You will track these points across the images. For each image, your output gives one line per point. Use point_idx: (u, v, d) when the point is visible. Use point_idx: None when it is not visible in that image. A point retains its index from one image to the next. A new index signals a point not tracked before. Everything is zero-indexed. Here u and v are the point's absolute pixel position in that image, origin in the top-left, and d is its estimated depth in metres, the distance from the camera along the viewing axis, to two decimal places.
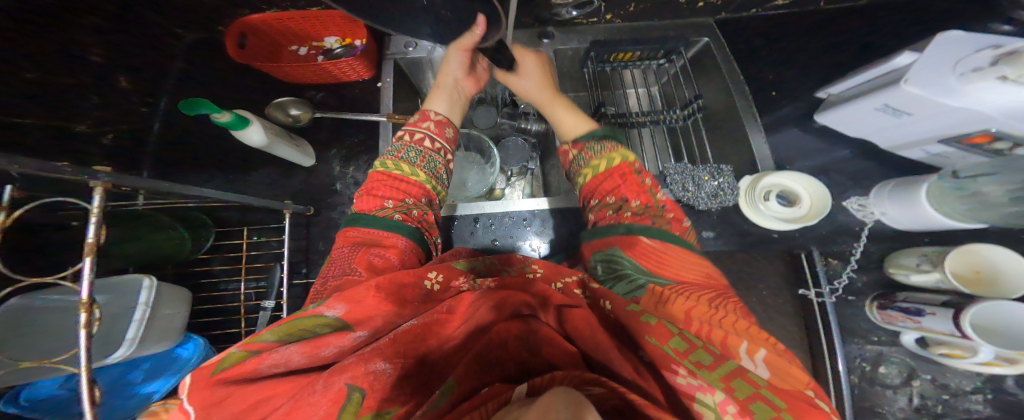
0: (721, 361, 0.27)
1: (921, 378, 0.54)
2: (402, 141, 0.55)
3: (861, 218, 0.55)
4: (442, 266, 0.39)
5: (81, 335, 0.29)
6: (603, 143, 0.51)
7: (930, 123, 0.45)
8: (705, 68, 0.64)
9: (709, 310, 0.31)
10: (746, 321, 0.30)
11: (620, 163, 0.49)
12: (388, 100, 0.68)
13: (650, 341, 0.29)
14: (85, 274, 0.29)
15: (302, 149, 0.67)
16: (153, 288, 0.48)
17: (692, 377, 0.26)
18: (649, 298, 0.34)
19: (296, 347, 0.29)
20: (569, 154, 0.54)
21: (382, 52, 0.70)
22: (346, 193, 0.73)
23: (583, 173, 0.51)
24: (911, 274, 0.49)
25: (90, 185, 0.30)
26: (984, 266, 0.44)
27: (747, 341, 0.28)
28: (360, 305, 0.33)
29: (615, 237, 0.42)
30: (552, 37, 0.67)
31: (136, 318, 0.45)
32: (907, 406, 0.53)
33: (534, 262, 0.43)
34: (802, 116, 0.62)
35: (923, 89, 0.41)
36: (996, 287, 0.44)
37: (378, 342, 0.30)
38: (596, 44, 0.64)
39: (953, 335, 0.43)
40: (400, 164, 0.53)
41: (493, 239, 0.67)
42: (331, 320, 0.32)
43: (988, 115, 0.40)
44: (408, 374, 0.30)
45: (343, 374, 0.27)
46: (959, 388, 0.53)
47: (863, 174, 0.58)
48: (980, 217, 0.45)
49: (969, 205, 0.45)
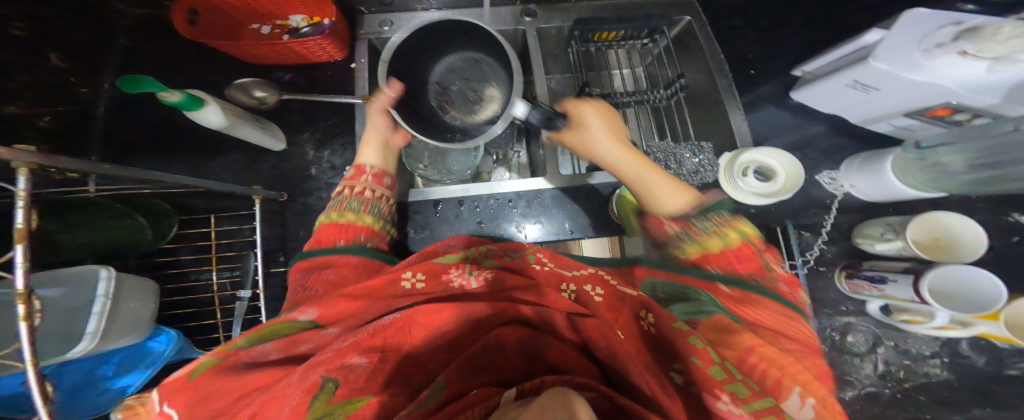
0: (760, 396, 0.24)
1: (886, 345, 0.57)
2: (342, 194, 0.55)
3: (831, 190, 0.58)
4: (422, 267, 0.43)
5: (20, 328, 0.27)
6: (714, 217, 0.42)
7: (895, 98, 0.46)
8: (687, 47, 0.64)
9: (776, 352, 0.28)
10: (803, 373, 0.27)
11: (740, 242, 0.40)
12: (364, 82, 0.63)
13: (694, 363, 0.28)
14: (19, 263, 0.27)
15: (268, 131, 0.63)
16: (112, 279, 0.44)
17: (733, 405, 0.24)
18: (711, 325, 0.32)
19: (271, 345, 0.32)
20: (666, 227, 0.45)
21: (354, 28, 0.66)
22: (323, 178, 0.70)
23: (686, 249, 0.42)
24: (876, 243, 0.51)
25: (12, 167, 0.27)
26: (942, 232, 0.46)
27: (799, 385, 0.26)
28: (332, 308, 0.37)
29: (690, 279, 0.39)
30: (534, 16, 0.65)
31: (96, 311, 0.43)
32: (872, 373, 0.57)
33: (537, 251, 0.46)
34: (780, 93, 0.63)
35: (890, 64, 0.42)
36: (953, 252, 0.46)
37: (357, 337, 0.31)
38: (579, 22, 0.62)
39: (912, 301, 0.46)
40: (344, 214, 0.52)
41: (478, 222, 0.67)
42: (304, 322, 0.36)
43: (950, 89, 0.41)
44: (384, 366, 0.30)
45: (318, 367, 0.27)
46: (918, 353, 0.56)
47: (835, 149, 0.60)
48: (940, 185, 0.48)
49: (930, 175, 0.48)
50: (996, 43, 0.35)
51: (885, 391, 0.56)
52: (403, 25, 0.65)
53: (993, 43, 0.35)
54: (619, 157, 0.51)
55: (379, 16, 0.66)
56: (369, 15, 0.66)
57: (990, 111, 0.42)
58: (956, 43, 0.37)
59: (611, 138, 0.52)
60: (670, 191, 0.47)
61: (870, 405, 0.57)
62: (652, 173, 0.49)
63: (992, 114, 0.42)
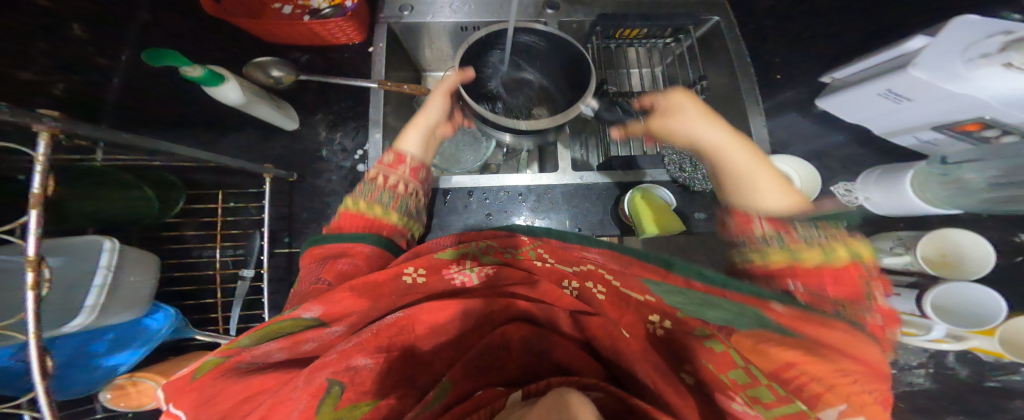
0: (783, 401, 0.24)
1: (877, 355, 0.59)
2: (375, 184, 0.55)
3: (846, 202, 0.58)
4: (422, 262, 0.42)
5: (29, 297, 0.26)
6: (827, 228, 0.41)
7: (926, 110, 0.47)
8: (712, 49, 0.63)
9: (824, 369, 0.28)
10: (866, 394, 0.25)
11: (848, 261, 0.38)
12: (381, 66, 0.61)
13: (706, 365, 0.30)
14: (33, 230, 0.26)
15: (282, 110, 0.62)
16: (116, 251, 0.44)
17: (747, 406, 0.24)
18: (745, 345, 0.31)
19: (276, 344, 0.31)
20: (759, 228, 0.44)
21: (374, 11, 0.64)
22: (332, 161, 0.69)
23: (770, 254, 0.41)
24: (883, 257, 0.52)
25: (33, 130, 0.26)
26: (950, 249, 0.47)
27: (842, 403, 0.25)
28: (335, 306, 0.36)
29: (736, 296, 0.30)
30: (557, 8, 0.64)
31: (98, 283, 0.42)
32: None
33: (538, 247, 0.42)
34: (802, 101, 0.63)
35: (928, 73, 0.43)
36: (958, 269, 0.46)
37: (361, 338, 0.32)
38: (602, 17, 0.61)
39: (912, 313, 0.47)
40: (373, 207, 0.53)
41: (486, 214, 0.66)
42: (307, 320, 0.34)
43: (984, 103, 0.41)
44: (389, 367, 0.30)
45: (322, 370, 0.28)
46: (906, 363, 0.55)
47: (851, 161, 0.60)
48: (958, 203, 0.48)
49: (949, 190, 0.48)
50: None
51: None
52: (425, 10, 0.63)
53: None
54: (721, 138, 0.51)
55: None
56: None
57: (1020, 129, 0.42)
58: (1003, 53, 0.37)
59: (709, 120, 0.52)
60: (771, 189, 0.47)
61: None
62: (760, 168, 0.48)
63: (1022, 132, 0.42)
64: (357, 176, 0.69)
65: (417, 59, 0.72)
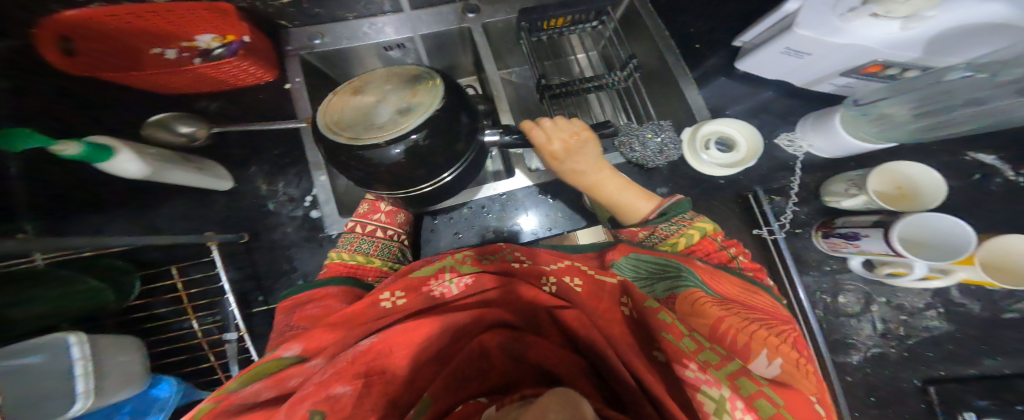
0: (727, 360, 0.27)
1: (879, 303, 0.57)
2: (354, 233, 0.60)
3: (792, 152, 0.57)
4: (400, 285, 0.43)
5: None
6: (676, 219, 0.46)
7: (829, 59, 0.46)
8: (635, 26, 0.63)
9: (744, 321, 0.29)
10: (779, 337, 0.28)
11: (701, 239, 0.45)
12: (304, 104, 0.61)
13: (666, 338, 0.30)
14: None
15: (211, 172, 0.58)
16: (84, 341, 0.40)
17: (701, 371, 0.26)
18: (684, 300, 0.33)
19: (259, 385, 0.31)
20: (639, 234, 0.49)
21: (279, 46, 0.61)
22: (284, 212, 0.68)
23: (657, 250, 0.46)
24: (843, 200, 0.51)
25: None
26: (903, 180, 0.46)
27: (767, 349, 0.26)
28: (314, 340, 0.38)
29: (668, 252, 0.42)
30: (477, 11, 0.62)
31: (79, 373, 0.39)
32: (873, 333, 0.57)
33: (515, 250, 0.48)
34: (727, 64, 0.61)
35: (813, 31, 0.41)
36: (916, 200, 0.46)
37: (337, 367, 0.30)
38: (523, 12, 0.60)
39: (888, 254, 0.44)
40: (355, 255, 0.58)
41: (455, 233, 0.66)
42: (289, 358, 0.36)
43: (873, 49, 0.41)
44: (367, 392, 0.28)
45: (298, 403, 0.26)
46: (914, 307, 0.56)
47: (787, 110, 0.59)
48: (892, 136, 0.47)
49: (879, 127, 0.48)
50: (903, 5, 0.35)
51: (892, 352, 0.56)
52: (337, 36, 0.62)
53: (899, 5, 0.35)
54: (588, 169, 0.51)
55: (306, 29, 0.62)
56: (293, 29, 0.62)
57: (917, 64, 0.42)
58: (866, 6, 0.37)
59: (575, 155, 0.50)
60: (636, 197, 0.51)
61: (879, 366, 0.56)
62: (624, 185, 0.51)
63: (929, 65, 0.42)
64: (312, 223, 0.68)
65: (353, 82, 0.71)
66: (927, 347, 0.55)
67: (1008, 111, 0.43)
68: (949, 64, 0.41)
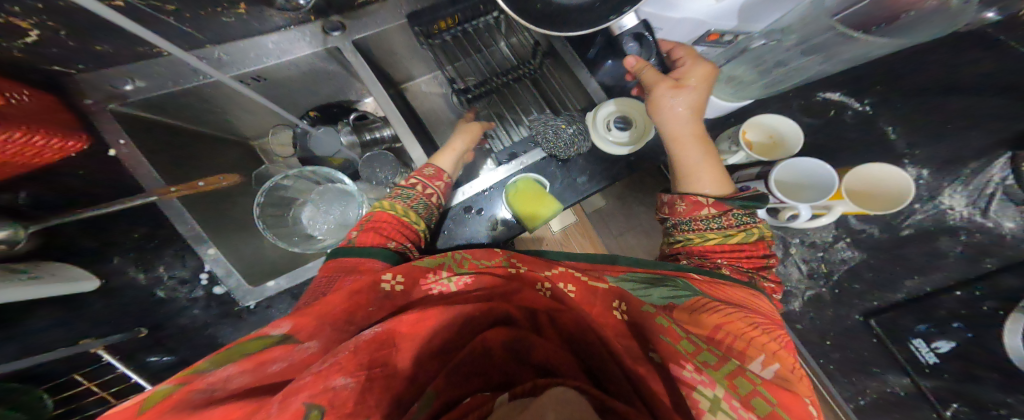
0: (723, 363, 0.34)
1: (795, 244, 0.65)
2: (414, 189, 0.54)
3: None
4: (401, 269, 0.42)
5: None
6: (755, 215, 0.48)
7: (674, 35, 0.52)
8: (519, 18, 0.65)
9: (741, 326, 0.37)
10: (773, 342, 0.36)
11: (757, 240, 0.48)
12: (144, 168, 0.55)
13: (663, 340, 0.36)
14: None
15: (63, 273, 0.49)
16: None
17: (698, 371, 0.33)
18: (688, 305, 0.40)
19: (236, 368, 0.29)
20: (704, 209, 0.48)
21: (69, 100, 0.51)
22: (179, 297, 0.60)
23: (707, 235, 0.48)
24: (729, 157, 0.57)
25: None
26: (774, 131, 0.54)
27: (763, 355, 0.35)
28: (306, 319, 0.34)
29: (668, 271, 0.45)
30: (341, 28, 0.57)
31: None
32: (800, 275, 0.66)
33: (512, 258, 0.47)
34: None
35: (655, 8, 0.46)
36: (782, 148, 0.53)
37: (337, 357, 0.29)
38: (412, 17, 0.59)
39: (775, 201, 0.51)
40: (407, 211, 0.52)
41: None
42: (274, 337, 0.32)
43: (703, 20, 0.46)
44: (368, 389, 0.29)
45: (298, 394, 0.25)
46: (824, 242, 0.64)
47: None
48: (745, 95, 0.55)
49: (734, 88, 0.56)
50: None
51: (823, 291, 0.65)
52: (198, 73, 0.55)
53: None
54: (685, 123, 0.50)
55: (102, 72, 0.51)
56: (83, 76, 0.51)
57: (741, 30, 0.48)
58: None
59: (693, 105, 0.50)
60: (713, 175, 0.50)
61: (819, 309, 0.65)
62: (707, 159, 0.51)
63: (746, 31, 0.49)
64: (221, 300, 0.62)
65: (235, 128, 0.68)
66: (851, 280, 0.62)
67: (807, 69, 0.53)
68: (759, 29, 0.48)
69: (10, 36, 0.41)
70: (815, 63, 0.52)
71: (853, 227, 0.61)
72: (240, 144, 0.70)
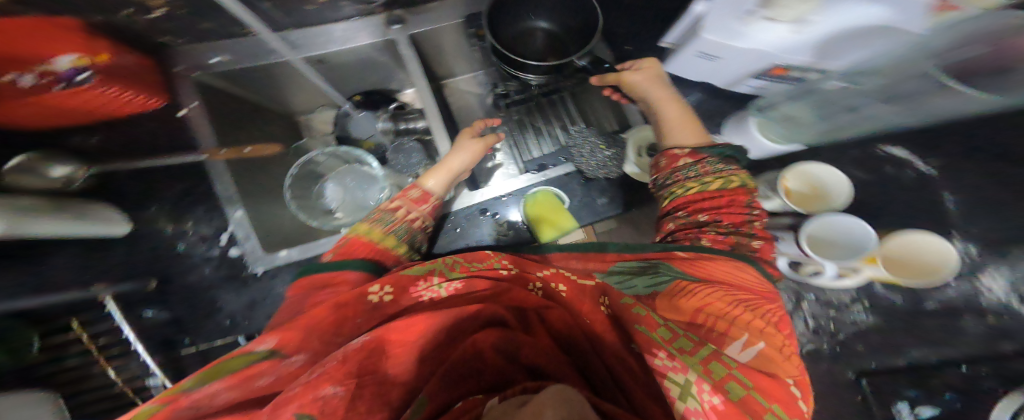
0: (699, 347, 0.31)
1: (809, 300, 0.59)
2: (393, 213, 0.50)
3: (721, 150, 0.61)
4: (389, 279, 0.40)
5: None
6: (727, 163, 0.47)
7: (736, 63, 0.49)
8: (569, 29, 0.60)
9: (725, 306, 0.34)
10: (759, 320, 0.33)
11: (737, 187, 0.45)
12: (204, 130, 0.56)
13: (639, 329, 0.34)
14: None
15: (103, 217, 0.54)
16: None
17: (669, 359, 0.31)
18: (672, 290, 0.37)
19: (220, 384, 0.28)
20: (681, 160, 0.48)
21: (166, 66, 0.55)
22: (196, 252, 0.63)
23: (688, 185, 0.46)
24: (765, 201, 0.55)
25: None
26: (816, 181, 0.52)
27: (748, 335, 0.32)
28: (292, 333, 0.34)
29: (652, 254, 0.41)
30: (402, 22, 0.57)
31: None
32: (806, 330, 0.59)
33: (502, 258, 0.44)
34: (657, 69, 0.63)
35: (717, 35, 0.44)
36: (823, 199, 0.52)
37: (325, 367, 0.29)
38: (469, 19, 0.58)
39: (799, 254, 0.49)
40: (386, 238, 0.48)
41: None
42: (261, 352, 0.32)
43: (771, 54, 0.43)
44: (360, 392, 0.28)
45: (290, 404, 0.25)
46: (840, 301, 0.59)
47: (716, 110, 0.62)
48: (804, 138, 0.54)
49: (791, 128, 0.54)
50: (783, 9, 0.38)
51: (827, 348, 0.58)
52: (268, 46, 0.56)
53: (782, 9, 0.38)
54: (650, 93, 0.54)
55: (196, 46, 0.55)
56: (183, 48, 0.55)
57: (812, 69, 0.44)
58: (759, 10, 0.40)
59: (652, 80, 0.55)
60: (690, 132, 0.51)
61: (814, 361, 0.58)
62: (681, 120, 0.52)
63: (819, 69, 0.44)
64: (231, 263, 0.63)
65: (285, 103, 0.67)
66: (855, 341, 0.57)
67: (868, 113, 0.53)
68: (835, 68, 0.43)
69: (141, 10, 0.47)
70: (880, 107, 0.51)
71: (876, 293, 0.58)
72: (286, 116, 0.69)
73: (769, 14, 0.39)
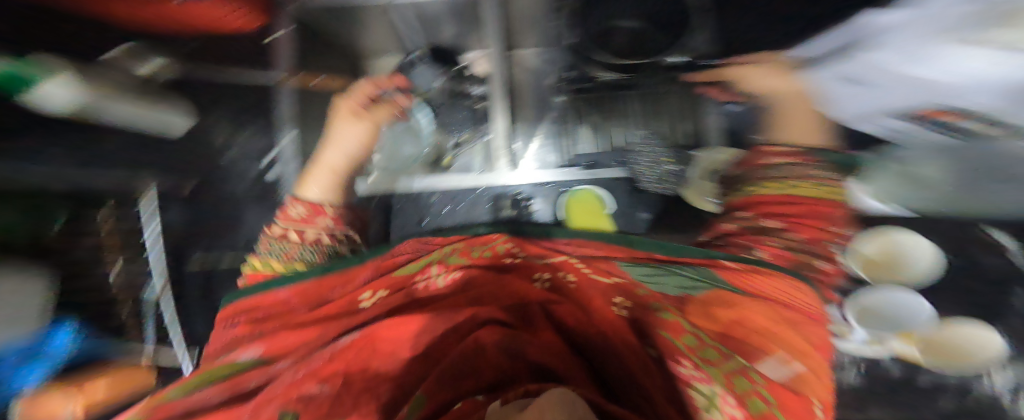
0: (728, 357, 0.25)
1: None
2: (289, 240, 0.48)
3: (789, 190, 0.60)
4: (380, 281, 0.30)
5: None
6: (828, 177, 0.49)
7: (881, 94, 0.53)
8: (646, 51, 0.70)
9: (762, 314, 0.25)
10: (790, 333, 0.24)
11: (826, 196, 0.47)
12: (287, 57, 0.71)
13: (665, 336, 0.30)
14: None
15: (170, 114, 0.65)
16: None
17: (694, 368, 0.27)
18: (707, 299, 0.27)
19: (212, 389, 0.20)
20: (779, 159, 0.52)
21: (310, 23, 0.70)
22: (237, 165, 0.76)
23: (777, 184, 0.49)
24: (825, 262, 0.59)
25: None
26: (893, 251, 0.58)
27: (783, 350, 0.23)
28: (279, 340, 0.26)
29: (694, 257, 0.27)
30: None
31: None
32: None
33: (504, 240, 0.33)
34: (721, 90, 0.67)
35: (888, 57, 0.50)
36: (881, 270, 0.58)
37: (311, 364, 0.23)
38: None
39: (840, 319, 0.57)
40: (268, 263, 0.46)
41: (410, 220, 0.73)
42: (245, 362, 0.24)
43: (941, 88, 0.48)
44: (345, 392, 0.23)
45: (270, 402, 0.19)
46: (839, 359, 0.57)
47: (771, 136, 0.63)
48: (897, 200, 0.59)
49: (898, 186, 0.58)
50: (1002, 32, 0.42)
51: None
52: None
53: (999, 33, 0.42)
54: (776, 87, 0.61)
55: None
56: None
57: (989, 115, 0.48)
58: (969, 33, 0.44)
59: (775, 75, 0.61)
60: (810, 130, 0.57)
61: None
62: (802, 117, 0.58)
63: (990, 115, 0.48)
64: (267, 184, 0.77)
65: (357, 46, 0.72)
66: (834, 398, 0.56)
67: (983, 185, 0.56)
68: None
69: None
70: (999, 182, 0.55)
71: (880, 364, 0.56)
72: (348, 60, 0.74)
73: (997, 36, 0.42)
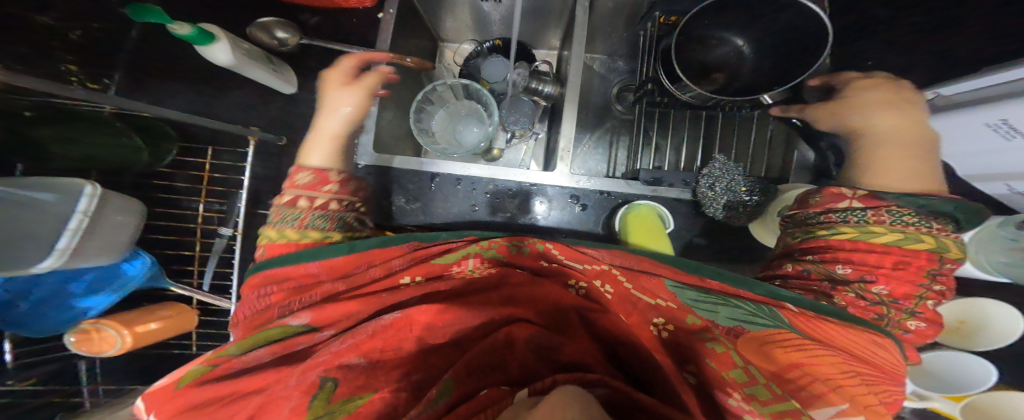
0: (782, 399, 0.23)
1: None
2: (298, 207, 0.45)
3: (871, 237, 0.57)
4: (418, 269, 0.38)
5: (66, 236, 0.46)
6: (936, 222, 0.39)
7: None
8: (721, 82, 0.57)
9: (829, 360, 0.25)
10: (848, 379, 0.24)
11: (920, 249, 0.38)
12: None
13: (709, 364, 0.28)
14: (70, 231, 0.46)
15: (285, 77, 0.72)
16: (95, 197, 0.48)
17: (745, 401, 0.24)
18: (748, 341, 0.28)
19: (265, 350, 0.32)
20: (876, 204, 0.40)
21: None
22: None
23: (884, 233, 0.39)
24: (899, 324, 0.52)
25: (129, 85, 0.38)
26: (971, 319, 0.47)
27: (846, 403, 0.23)
28: (322, 311, 0.34)
29: (754, 293, 0.29)
30: None
31: (73, 227, 0.46)
32: None
33: (548, 242, 0.35)
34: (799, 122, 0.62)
35: None
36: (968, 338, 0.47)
37: (355, 338, 0.31)
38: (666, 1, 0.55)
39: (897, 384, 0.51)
40: (288, 234, 0.42)
41: (471, 206, 0.73)
42: (296, 326, 0.34)
43: None
44: (378, 364, 0.31)
45: (315, 368, 0.29)
46: None
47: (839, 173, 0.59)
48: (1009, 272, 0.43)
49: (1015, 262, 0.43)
50: None
51: None
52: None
53: None
54: (887, 123, 0.46)
55: None
56: None
57: None
58: None
59: (882, 107, 0.47)
60: (898, 175, 0.44)
61: None
62: (904, 157, 0.45)
63: None
64: None
65: (439, 28, 0.76)
66: None
67: None
68: None
69: None
70: None
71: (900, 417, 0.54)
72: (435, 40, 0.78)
73: None
